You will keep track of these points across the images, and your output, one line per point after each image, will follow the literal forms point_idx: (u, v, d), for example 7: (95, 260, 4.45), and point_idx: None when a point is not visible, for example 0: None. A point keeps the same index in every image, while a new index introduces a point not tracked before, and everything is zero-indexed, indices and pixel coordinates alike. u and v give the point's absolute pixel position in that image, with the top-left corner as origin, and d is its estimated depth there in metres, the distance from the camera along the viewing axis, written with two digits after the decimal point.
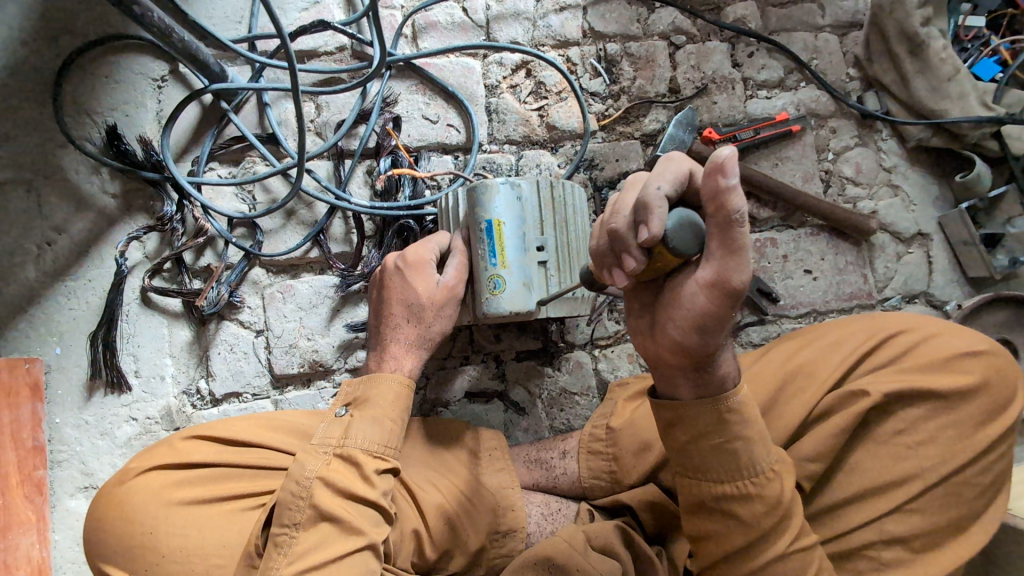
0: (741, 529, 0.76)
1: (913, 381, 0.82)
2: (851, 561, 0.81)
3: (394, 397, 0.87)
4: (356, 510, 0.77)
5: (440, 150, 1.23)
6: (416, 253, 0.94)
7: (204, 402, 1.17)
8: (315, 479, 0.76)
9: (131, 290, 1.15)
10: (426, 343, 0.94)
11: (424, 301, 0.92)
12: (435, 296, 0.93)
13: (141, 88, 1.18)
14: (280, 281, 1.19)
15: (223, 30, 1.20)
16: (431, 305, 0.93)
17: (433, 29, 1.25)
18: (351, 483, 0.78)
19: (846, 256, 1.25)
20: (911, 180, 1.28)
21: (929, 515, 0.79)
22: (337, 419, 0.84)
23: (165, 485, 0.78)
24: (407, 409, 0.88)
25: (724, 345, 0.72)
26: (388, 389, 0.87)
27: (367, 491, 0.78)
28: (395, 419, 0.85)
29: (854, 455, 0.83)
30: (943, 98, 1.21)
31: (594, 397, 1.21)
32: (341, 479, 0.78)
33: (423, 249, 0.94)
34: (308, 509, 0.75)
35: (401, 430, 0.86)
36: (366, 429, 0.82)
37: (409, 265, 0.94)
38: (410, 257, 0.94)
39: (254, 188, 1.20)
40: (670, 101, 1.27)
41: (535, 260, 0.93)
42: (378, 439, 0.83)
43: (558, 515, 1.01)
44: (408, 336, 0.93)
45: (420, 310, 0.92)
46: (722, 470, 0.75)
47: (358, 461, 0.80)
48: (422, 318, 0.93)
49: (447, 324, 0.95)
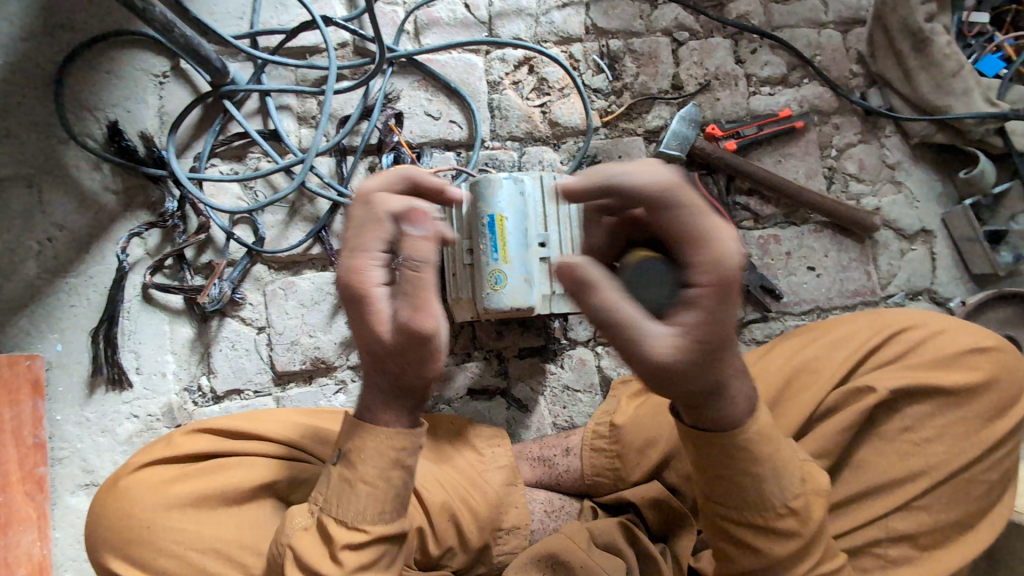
0: (742, 540, 0.73)
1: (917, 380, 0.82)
2: (858, 559, 0.80)
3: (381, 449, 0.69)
4: None
5: (443, 147, 1.23)
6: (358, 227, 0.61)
7: (206, 398, 1.16)
8: (286, 546, 0.70)
9: (132, 285, 1.15)
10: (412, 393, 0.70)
11: (358, 297, 0.62)
12: (373, 297, 0.62)
13: (143, 84, 1.18)
14: (282, 277, 1.19)
15: (226, 27, 1.20)
16: (370, 313, 0.62)
17: (435, 26, 1.24)
18: (317, 561, 0.68)
19: (850, 253, 1.24)
20: (914, 176, 1.27)
21: (936, 512, 0.79)
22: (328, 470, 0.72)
23: (165, 478, 0.78)
24: (399, 466, 0.70)
25: (722, 391, 0.64)
26: (373, 447, 0.69)
27: (330, 570, 0.68)
28: (377, 484, 0.69)
29: (860, 452, 0.83)
30: (946, 94, 1.20)
31: (597, 395, 1.20)
32: (313, 551, 0.69)
33: (378, 245, 0.61)
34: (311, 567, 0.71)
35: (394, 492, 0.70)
36: (346, 495, 0.70)
37: (347, 247, 0.61)
38: (348, 236, 0.61)
39: (257, 184, 1.19)
40: (673, 97, 1.26)
41: (538, 256, 0.93)
42: (366, 507, 0.70)
43: (561, 512, 1.02)
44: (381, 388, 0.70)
45: (388, 343, 0.64)
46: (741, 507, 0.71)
47: (333, 537, 0.69)
48: (364, 327, 0.64)
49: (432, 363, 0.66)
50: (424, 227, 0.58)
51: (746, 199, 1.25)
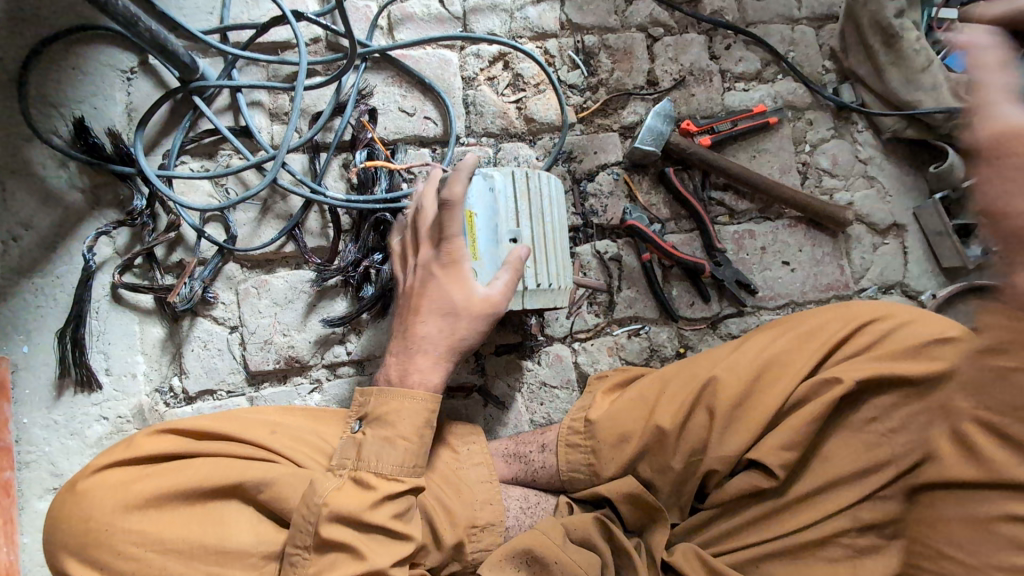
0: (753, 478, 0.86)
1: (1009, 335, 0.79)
2: (826, 548, 0.83)
3: (416, 413, 0.85)
4: (375, 545, 0.78)
5: (417, 143, 1.22)
6: (447, 217, 0.85)
7: (178, 400, 1.16)
8: (321, 504, 0.76)
9: (100, 285, 1.13)
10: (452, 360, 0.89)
11: (445, 260, 0.87)
12: (455, 263, 0.87)
13: (110, 80, 1.16)
14: (255, 276, 1.18)
15: (195, 22, 1.18)
16: (450, 271, 0.88)
17: (409, 21, 1.23)
18: (358, 512, 0.77)
19: (823, 247, 1.25)
20: (886, 171, 1.29)
21: (900, 502, 0.82)
22: (351, 436, 0.86)
23: (125, 480, 0.76)
24: (428, 427, 0.85)
25: None
26: (412, 410, 0.85)
27: (369, 514, 0.78)
28: (410, 441, 0.83)
29: (827, 444, 0.85)
30: (916, 89, 1.21)
31: (574, 391, 1.20)
32: (352, 499, 0.78)
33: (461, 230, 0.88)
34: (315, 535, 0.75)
35: (419, 452, 0.84)
36: (381, 452, 0.82)
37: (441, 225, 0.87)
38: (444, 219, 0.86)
39: (229, 181, 1.18)
40: (648, 93, 1.27)
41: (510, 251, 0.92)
42: (398, 459, 0.82)
43: (537, 508, 1.01)
44: (438, 347, 0.88)
45: (455, 298, 0.87)
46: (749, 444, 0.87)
47: (370, 486, 0.79)
48: (442, 284, 0.88)
49: (477, 337, 0.90)
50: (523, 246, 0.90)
51: (721, 194, 1.26)
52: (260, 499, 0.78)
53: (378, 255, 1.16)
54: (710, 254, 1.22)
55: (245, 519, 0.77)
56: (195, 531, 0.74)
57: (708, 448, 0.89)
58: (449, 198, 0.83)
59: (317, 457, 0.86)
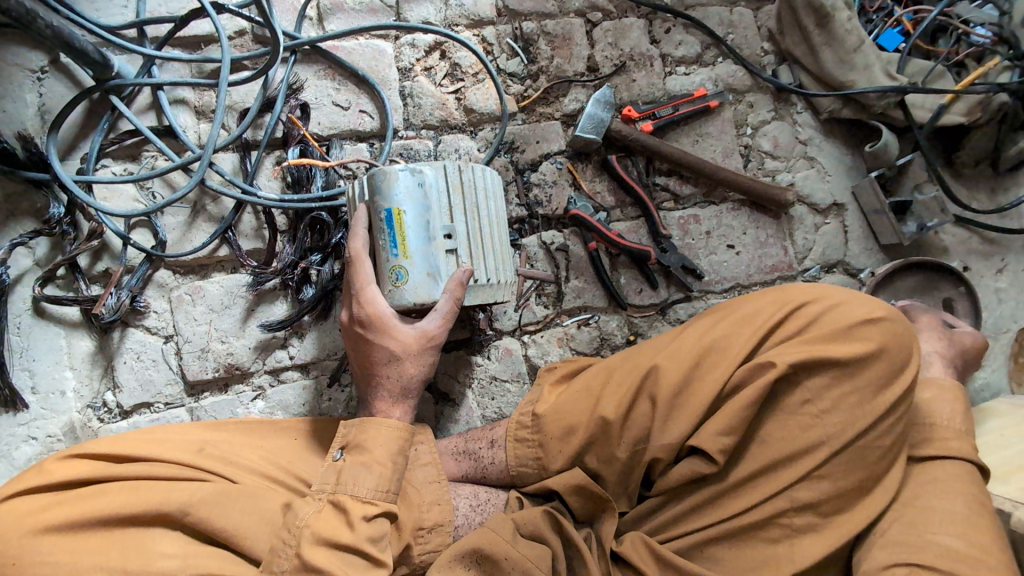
0: (696, 471, 0.86)
1: (950, 385, 0.95)
2: (766, 530, 0.85)
3: (388, 439, 0.86)
4: (346, 561, 0.77)
5: (353, 137, 1.18)
6: (353, 277, 0.89)
7: (113, 414, 1.11)
8: (304, 527, 0.77)
9: (20, 299, 1.07)
10: (412, 393, 0.93)
11: (376, 321, 0.88)
12: (386, 320, 0.89)
13: (18, 80, 1.09)
14: (188, 282, 1.13)
15: (109, 17, 1.11)
16: (385, 328, 0.88)
17: (340, 11, 1.19)
18: (339, 532, 0.78)
19: (767, 229, 1.26)
20: (826, 151, 1.30)
21: (836, 480, 0.83)
22: (331, 464, 0.85)
23: (37, 507, 0.74)
24: (403, 453, 0.87)
25: None
26: (388, 434, 0.87)
27: (350, 536, 0.78)
28: (387, 464, 0.85)
29: (765, 427, 0.86)
30: (850, 69, 1.23)
31: (525, 383, 1.19)
32: (335, 530, 0.78)
33: (376, 289, 0.89)
34: (293, 559, 0.75)
35: (395, 474, 0.85)
36: (358, 475, 0.83)
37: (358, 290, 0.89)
38: (359, 282, 0.89)
39: (154, 184, 1.12)
40: (589, 80, 1.25)
41: (444, 248, 0.88)
42: (375, 484, 0.83)
43: (487, 505, 0.98)
44: (391, 388, 0.91)
45: (399, 350, 0.89)
46: (699, 441, 0.85)
47: (351, 513, 0.80)
48: (380, 341, 0.89)
49: (430, 368, 0.93)
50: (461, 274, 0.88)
51: (665, 180, 1.25)
52: (184, 519, 0.75)
53: (316, 256, 1.12)
54: (656, 240, 1.22)
55: (169, 539, 0.74)
56: (112, 556, 0.70)
57: (652, 436, 0.88)
58: (351, 253, 0.89)
59: (247, 472, 0.85)
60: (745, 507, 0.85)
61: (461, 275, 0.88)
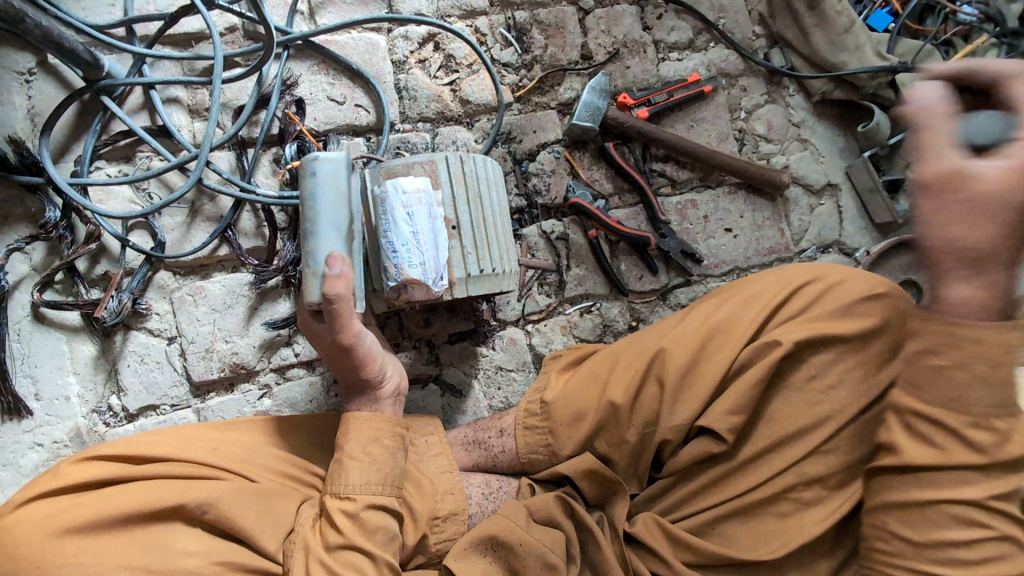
0: (706, 449, 0.88)
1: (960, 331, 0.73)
2: (777, 504, 0.87)
3: (371, 433, 0.85)
4: (337, 559, 0.77)
5: (350, 132, 1.17)
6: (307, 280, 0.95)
7: (119, 419, 1.10)
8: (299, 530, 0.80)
9: (19, 305, 1.06)
10: (369, 392, 0.90)
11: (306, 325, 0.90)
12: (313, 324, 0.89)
13: (6, 83, 1.07)
14: (189, 283, 1.12)
15: (96, 16, 1.09)
16: (311, 332, 0.89)
17: (331, 4, 1.18)
18: (336, 531, 0.79)
19: (763, 212, 1.28)
20: (819, 133, 1.31)
21: (842, 453, 0.86)
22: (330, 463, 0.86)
23: (55, 511, 0.74)
24: (378, 442, 0.85)
25: None
26: (357, 428, 0.85)
27: (337, 536, 0.79)
28: (360, 458, 0.83)
29: (774, 404, 0.88)
30: (841, 50, 1.24)
31: (530, 372, 1.20)
32: (326, 533, 0.80)
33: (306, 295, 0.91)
34: (298, 553, 0.78)
35: (387, 467, 0.84)
36: (341, 472, 0.82)
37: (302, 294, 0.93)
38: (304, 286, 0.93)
39: (151, 185, 1.11)
40: (583, 68, 1.25)
41: (329, 244, 0.82)
42: (361, 480, 0.82)
43: (499, 493, 0.99)
44: (352, 385, 0.91)
45: (328, 353, 0.88)
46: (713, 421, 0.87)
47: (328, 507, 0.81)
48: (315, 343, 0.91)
49: (368, 369, 0.88)
50: (336, 271, 0.80)
51: (662, 165, 1.26)
52: (205, 518, 0.76)
53: None
54: (655, 226, 1.23)
55: (191, 538, 0.75)
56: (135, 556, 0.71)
57: (661, 419, 0.90)
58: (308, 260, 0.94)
59: (263, 471, 0.85)
60: (756, 482, 0.87)
61: (336, 273, 0.80)
